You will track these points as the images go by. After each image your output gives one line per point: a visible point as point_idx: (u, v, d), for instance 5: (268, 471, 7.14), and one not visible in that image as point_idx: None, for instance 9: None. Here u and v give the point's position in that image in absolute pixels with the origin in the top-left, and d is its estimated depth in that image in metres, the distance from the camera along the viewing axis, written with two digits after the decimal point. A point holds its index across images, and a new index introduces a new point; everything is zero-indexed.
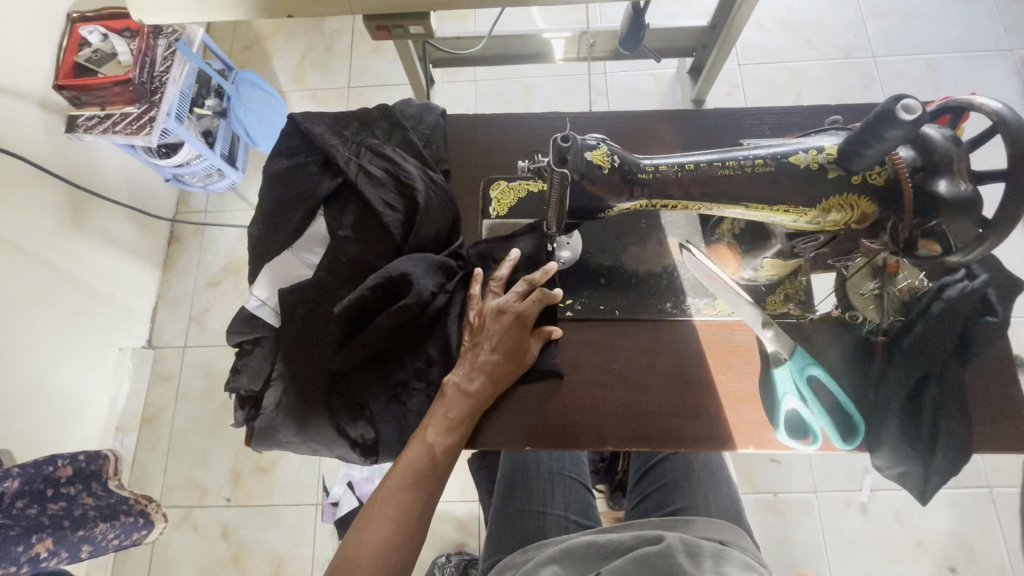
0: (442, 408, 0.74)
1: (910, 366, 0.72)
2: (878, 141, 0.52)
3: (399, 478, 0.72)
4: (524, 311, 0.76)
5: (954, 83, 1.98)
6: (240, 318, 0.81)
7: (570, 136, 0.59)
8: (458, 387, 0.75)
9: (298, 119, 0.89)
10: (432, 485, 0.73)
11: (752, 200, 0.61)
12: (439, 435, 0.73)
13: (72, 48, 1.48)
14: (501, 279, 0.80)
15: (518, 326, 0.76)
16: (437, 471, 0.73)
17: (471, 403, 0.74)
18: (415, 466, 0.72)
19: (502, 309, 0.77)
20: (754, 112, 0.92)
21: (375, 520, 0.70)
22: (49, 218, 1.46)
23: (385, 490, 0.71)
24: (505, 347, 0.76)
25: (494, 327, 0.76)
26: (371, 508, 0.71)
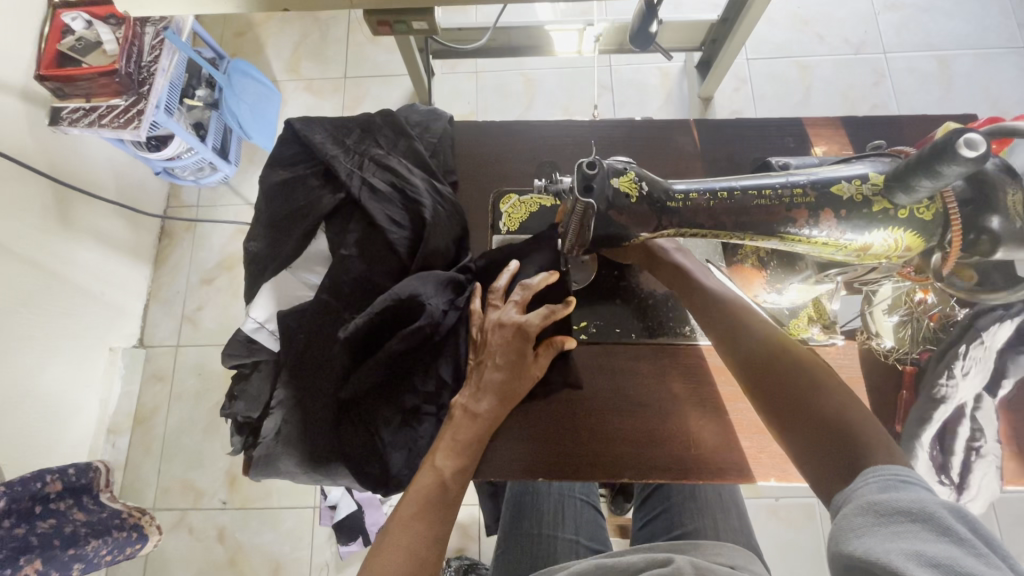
0: (450, 430, 0.69)
1: (941, 400, 0.68)
2: (937, 176, 0.48)
3: (409, 506, 0.63)
4: (524, 322, 0.72)
5: (966, 80, 1.93)
6: (237, 340, 0.77)
7: (596, 162, 0.55)
8: (465, 407, 0.70)
9: (297, 126, 0.83)
10: (446, 514, 0.64)
11: (788, 231, 0.57)
12: (447, 459, 0.67)
13: (55, 36, 1.40)
14: (502, 290, 0.76)
15: (521, 340, 0.72)
16: (449, 498, 0.65)
17: (478, 424, 0.70)
18: (426, 491, 0.64)
19: (503, 321, 0.73)
20: (778, 122, 0.87)
21: (387, 554, 0.59)
22: (34, 216, 1.39)
23: (396, 521, 0.62)
24: (511, 362, 0.71)
25: (497, 341, 0.72)
26: (382, 542, 0.61)
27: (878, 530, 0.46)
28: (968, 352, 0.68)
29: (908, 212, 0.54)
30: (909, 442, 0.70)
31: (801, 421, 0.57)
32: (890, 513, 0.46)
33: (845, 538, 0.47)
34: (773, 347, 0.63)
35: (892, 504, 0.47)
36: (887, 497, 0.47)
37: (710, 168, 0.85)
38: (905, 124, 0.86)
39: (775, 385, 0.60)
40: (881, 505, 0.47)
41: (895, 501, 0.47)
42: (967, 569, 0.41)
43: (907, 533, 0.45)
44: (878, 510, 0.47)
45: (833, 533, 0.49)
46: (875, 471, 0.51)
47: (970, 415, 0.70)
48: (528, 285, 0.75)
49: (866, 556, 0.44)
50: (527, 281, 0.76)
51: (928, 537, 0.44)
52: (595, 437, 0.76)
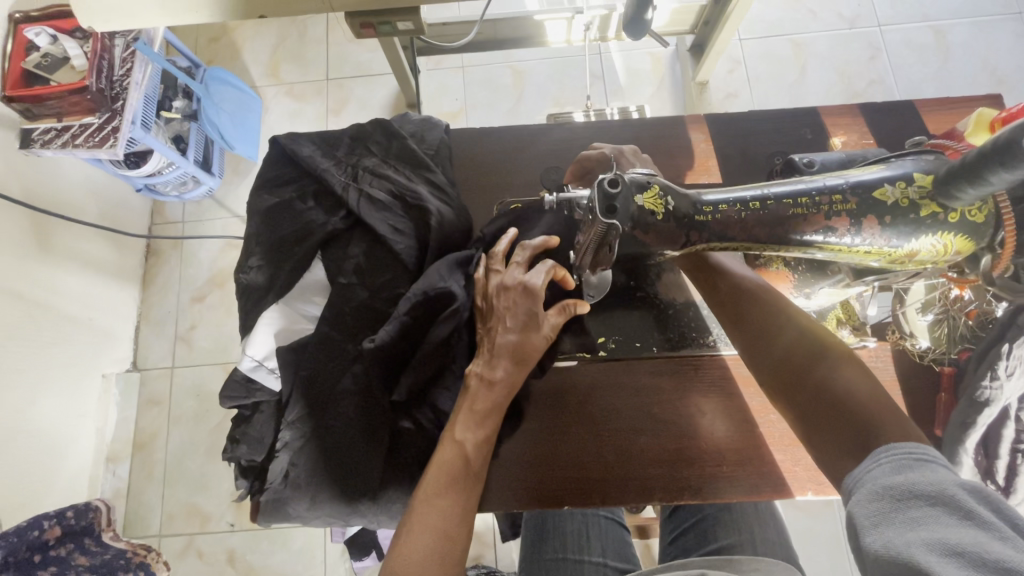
0: (467, 401, 0.64)
1: (985, 403, 0.65)
2: (981, 185, 0.44)
3: (433, 481, 0.60)
4: (529, 279, 0.66)
5: (963, 50, 1.89)
6: (235, 379, 0.71)
7: (618, 178, 0.50)
8: (480, 375, 0.65)
9: (283, 141, 0.78)
10: (471, 491, 0.61)
11: (827, 241, 0.52)
12: (468, 431, 0.63)
13: (19, 53, 1.31)
14: (502, 251, 0.70)
15: (530, 299, 0.65)
16: (473, 474, 0.62)
17: (495, 392, 0.64)
18: (450, 466, 0.61)
19: (507, 283, 0.67)
20: (792, 112, 0.83)
21: (416, 534, 0.57)
22: (10, 245, 1.32)
23: (420, 499, 0.59)
24: (523, 323, 0.65)
25: (503, 306, 0.66)
26: (409, 521, 0.58)
27: (895, 517, 0.42)
28: (1012, 352, 0.64)
29: (959, 215, 0.49)
30: (952, 446, 0.67)
31: (817, 419, 0.53)
32: (907, 497, 0.43)
33: (861, 528, 0.43)
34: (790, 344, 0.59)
35: (908, 488, 0.43)
36: (904, 480, 0.44)
37: (723, 165, 0.81)
38: (925, 108, 0.82)
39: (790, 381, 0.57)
40: (898, 489, 0.43)
41: (912, 485, 0.43)
42: (994, 556, 0.37)
43: (925, 518, 0.41)
44: (896, 494, 0.43)
45: (846, 519, 0.45)
46: (891, 451, 0.47)
47: (1015, 417, 0.66)
48: (528, 245, 0.69)
49: (884, 550, 0.40)
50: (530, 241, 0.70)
51: (949, 523, 0.40)
52: (616, 462, 0.72)
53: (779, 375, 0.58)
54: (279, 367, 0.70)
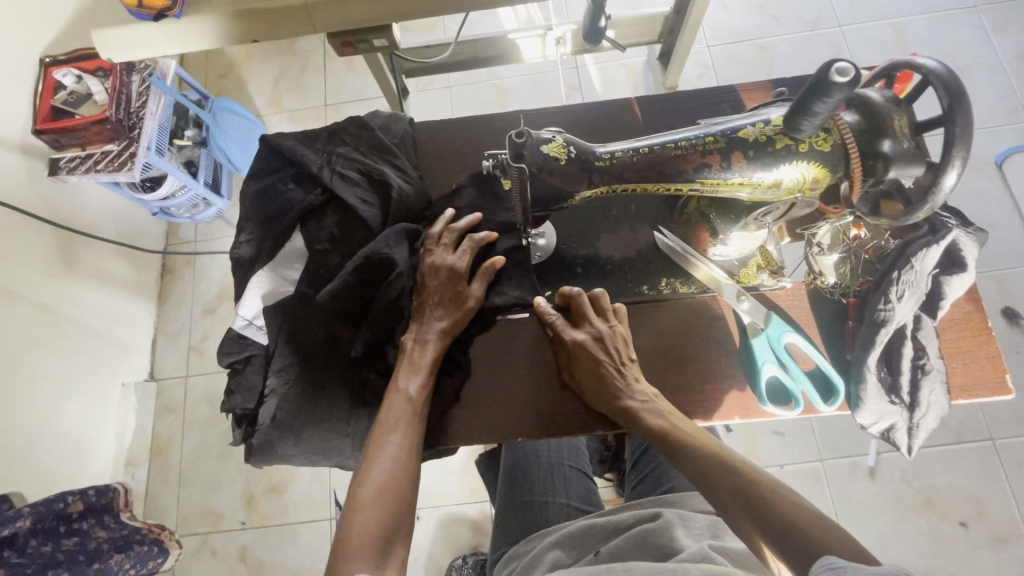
0: (405, 358, 0.78)
1: (881, 325, 0.73)
2: (810, 117, 0.55)
3: (381, 426, 0.74)
4: (455, 262, 0.81)
5: (922, 42, 1.98)
6: (230, 339, 0.82)
7: (525, 132, 0.60)
8: (415, 338, 0.79)
9: (270, 138, 0.91)
10: (414, 429, 0.75)
11: (706, 176, 0.62)
12: (408, 379, 0.76)
13: (47, 91, 1.48)
14: (435, 234, 0.84)
15: (454, 277, 0.81)
16: (417, 414, 0.75)
17: (428, 349, 0.78)
18: (396, 412, 0.74)
19: (436, 263, 0.81)
20: (713, 91, 0.94)
21: (371, 469, 0.71)
22: (39, 261, 1.47)
23: (373, 438, 0.74)
24: (447, 299, 0.81)
25: (431, 281, 0.81)
26: (365, 462, 0.72)
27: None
28: (901, 277, 0.73)
29: (808, 145, 0.59)
30: (857, 367, 0.75)
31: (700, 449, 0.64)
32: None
33: None
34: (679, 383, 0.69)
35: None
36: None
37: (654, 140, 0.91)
38: None
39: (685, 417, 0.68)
40: None
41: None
42: None
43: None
44: None
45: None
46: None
47: (911, 336, 0.74)
48: (454, 228, 0.84)
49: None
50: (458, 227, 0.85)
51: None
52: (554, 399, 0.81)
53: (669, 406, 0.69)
54: (266, 322, 0.82)
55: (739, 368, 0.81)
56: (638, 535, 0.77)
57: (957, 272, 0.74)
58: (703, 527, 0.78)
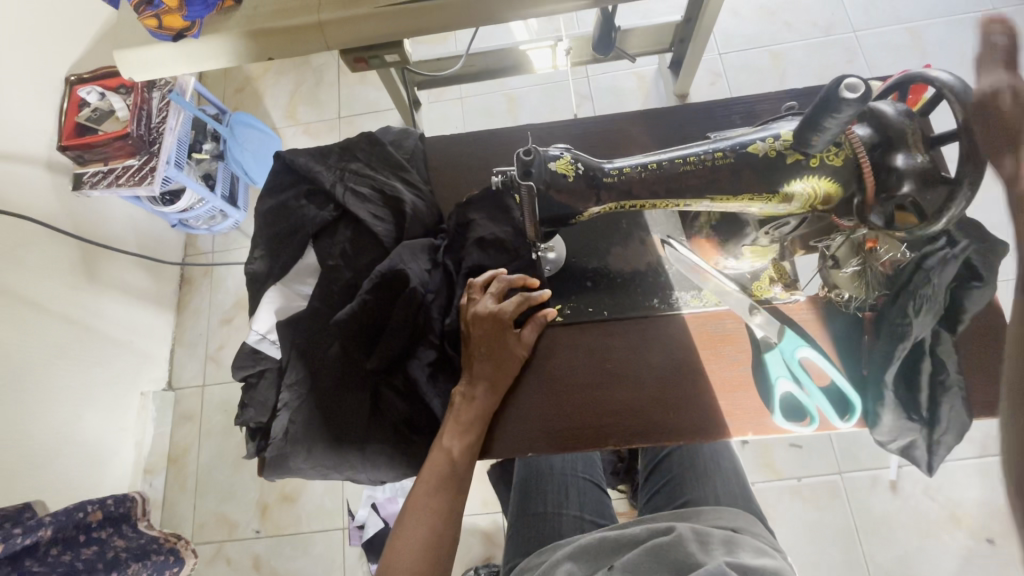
0: (452, 415, 0.78)
1: (898, 340, 0.72)
2: (820, 132, 0.54)
3: (425, 485, 0.75)
4: (500, 310, 0.80)
5: (940, 47, 1.95)
6: (244, 353, 0.84)
7: (533, 149, 0.61)
8: (462, 394, 0.78)
9: (283, 154, 0.93)
10: (455, 488, 0.75)
11: (716, 192, 0.62)
12: (453, 440, 0.76)
13: (72, 109, 1.53)
14: (479, 283, 0.83)
15: (500, 327, 0.80)
16: (459, 473, 0.76)
17: (475, 407, 0.78)
18: (438, 470, 0.75)
19: (480, 313, 0.80)
20: (723, 103, 0.93)
21: (414, 522, 0.74)
22: (61, 273, 1.52)
23: (415, 498, 0.75)
24: (494, 352, 0.79)
25: (477, 333, 0.80)
26: (404, 515, 0.74)
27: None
28: (921, 292, 0.70)
29: (819, 160, 0.59)
30: (876, 384, 0.73)
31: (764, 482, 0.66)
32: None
33: None
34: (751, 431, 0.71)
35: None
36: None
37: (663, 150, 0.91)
38: None
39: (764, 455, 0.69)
40: None
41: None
42: None
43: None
44: None
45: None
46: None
47: (930, 351, 0.72)
48: (502, 278, 0.83)
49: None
50: (508, 276, 0.84)
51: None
52: (589, 437, 0.79)
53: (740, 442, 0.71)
54: (279, 337, 0.83)
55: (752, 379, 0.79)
56: (652, 548, 0.74)
57: (973, 284, 0.70)
58: (717, 544, 0.75)
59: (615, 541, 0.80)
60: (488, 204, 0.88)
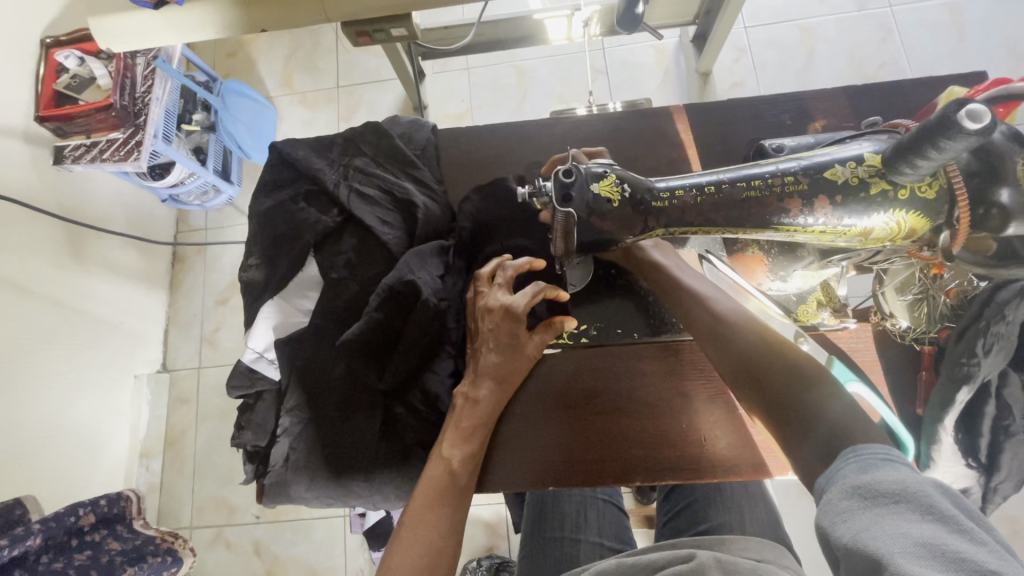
0: (453, 420, 0.70)
1: (963, 381, 0.65)
2: (914, 168, 0.47)
3: (422, 499, 0.65)
4: (511, 304, 0.72)
5: (982, 27, 1.80)
6: (239, 371, 0.77)
7: (573, 169, 0.54)
8: (464, 397, 0.71)
9: (281, 147, 0.84)
10: (457, 500, 0.66)
11: (781, 222, 0.55)
12: (454, 448, 0.69)
13: (49, 75, 1.40)
14: (486, 275, 0.76)
15: (511, 321, 0.72)
16: (461, 485, 0.67)
17: (480, 410, 0.71)
18: (437, 483, 0.66)
19: (490, 306, 0.73)
20: (772, 98, 0.83)
21: (409, 544, 0.62)
22: (46, 254, 1.42)
23: (411, 513, 0.64)
24: (505, 351, 0.72)
25: (487, 327, 0.73)
26: (397, 537, 0.62)
27: (863, 514, 0.44)
28: (990, 329, 0.64)
29: (909, 191, 0.51)
30: (931, 425, 0.67)
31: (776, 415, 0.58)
32: (877, 495, 0.44)
33: (832, 524, 0.45)
34: (758, 353, 0.63)
35: (876, 486, 0.44)
36: (870, 478, 0.45)
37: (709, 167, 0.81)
38: (912, 89, 0.81)
39: (768, 390, 0.60)
40: (863, 487, 0.45)
41: (878, 483, 0.45)
42: (951, 549, 0.39)
43: (894, 515, 0.42)
44: (863, 492, 0.45)
45: (819, 517, 0.47)
46: (857, 451, 0.49)
47: (995, 393, 0.66)
48: (511, 266, 0.75)
49: (855, 544, 0.42)
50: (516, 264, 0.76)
51: (911, 519, 0.41)
52: (598, 470, 0.73)
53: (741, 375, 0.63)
54: (278, 358, 0.76)
55: None
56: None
57: None
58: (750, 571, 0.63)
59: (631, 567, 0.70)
60: (511, 216, 0.81)
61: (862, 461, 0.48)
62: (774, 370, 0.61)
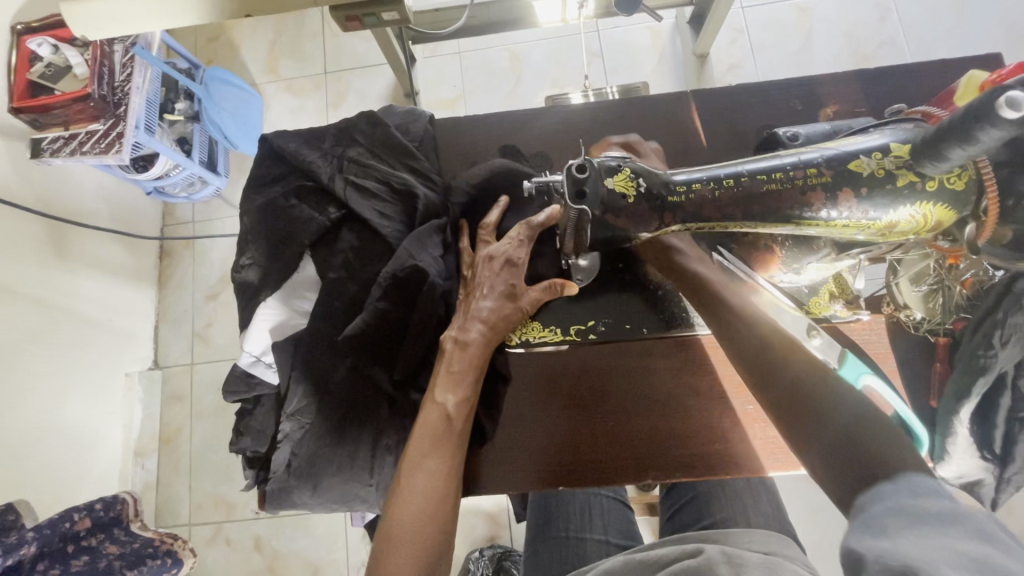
0: (444, 364, 0.67)
1: (980, 372, 0.64)
2: (941, 161, 0.45)
3: (419, 444, 0.63)
4: (512, 252, 0.72)
5: (980, 5, 1.77)
6: (235, 376, 0.74)
7: (587, 162, 0.51)
8: (455, 339, 0.68)
9: (272, 139, 0.80)
10: (456, 448, 0.64)
11: (803, 217, 0.52)
12: (447, 392, 0.65)
13: (23, 64, 1.33)
14: (491, 225, 0.75)
15: (510, 270, 0.71)
16: (457, 432, 0.65)
17: (471, 353, 0.68)
18: (432, 429, 0.63)
19: (492, 255, 0.72)
20: (782, 83, 0.80)
21: (408, 492, 0.60)
22: (29, 252, 1.37)
23: (409, 458, 0.62)
24: (502, 294, 0.70)
25: (486, 274, 0.71)
26: (396, 485, 0.61)
27: (901, 528, 0.40)
28: (1008, 320, 0.62)
29: (937, 183, 0.49)
30: (945, 418, 0.66)
31: (800, 417, 0.55)
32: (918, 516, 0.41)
33: (863, 536, 0.41)
34: (770, 352, 0.60)
35: (922, 508, 0.41)
36: (915, 502, 0.42)
37: (717, 159, 0.79)
38: (925, 72, 0.78)
39: (785, 391, 0.57)
40: (907, 510, 0.42)
41: (923, 506, 0.41)
42: (994, 566, 0.35)
43: (935, 531, 0.39)
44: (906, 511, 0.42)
45: (846, 532, 0.43)
46: (908, 479, 0.45)
47: (1011, 385, 0.65)
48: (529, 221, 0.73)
49: (884, 551, 0.38)
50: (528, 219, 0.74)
51: (952, 535, 0.38)
52: (599, 470, 0.72)
53: (758, 376, 0.60)
54: (274, 360, 0.73)
55: None
56: (678, 569, 0.61)
57: None
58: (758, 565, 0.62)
59: (642, 561, 0.68)
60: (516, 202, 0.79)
61: (906, 482, 0.45)
62: (791, 371, 0.58)
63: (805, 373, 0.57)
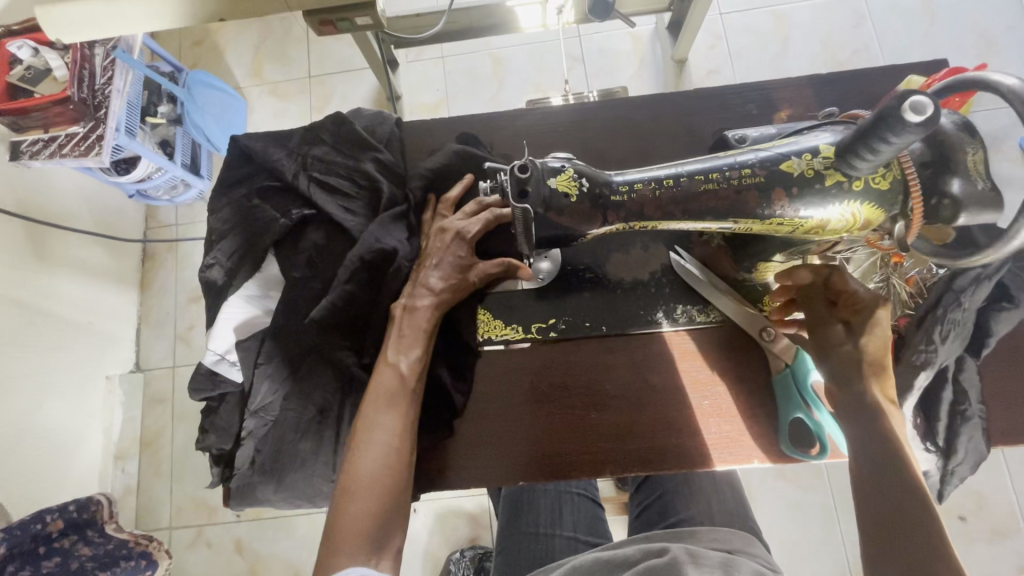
0: (396, 328, 0.71)
1: (923, 367, 0.66)
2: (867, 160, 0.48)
3: (374, 402, 0.66)
4: (464, 226, 0.75)
5: (951, 13, 1.81)
6: (201, 374, 0.75)
7: (528, 163, 0.52)
8: (404, 305, 0.72)
9: (241, 141, 0.82)
10: (413, 405, 0.68)
11: (741, 215, 0.55)
12: (400, 353, 0.69)
13: (2, 67, 1.33)
14: (451, 201, 0.79)
15: (459, 242, 0.74)
16: (413, 392, 0.68)
17: (421, 318, 0.71)
18: (387, 387, 0.67)
19: (445, 227, 0.75)
20: (740, 88, 0.83)
21: (365, 445, 0.64)
22: (7, 254, 1.37)
23: (366, 413, 0.66)
24: (450, 266, 0.73)
25: (437, 246, 0.75)
26: (353, 440, 0.65)
27: None
28: (947, 316, 0.65)
29: (863, 182, 0.51)
30: None
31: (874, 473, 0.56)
32: None
33: None
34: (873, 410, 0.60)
35: None
36: None
37: (677, 159, 0.81)
38: (877, 78, 0.81)
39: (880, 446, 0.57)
40: None
41: None
42: None
43: None
44: None
45: None
46: None
47: (952, 379, 0.68)
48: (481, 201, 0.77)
49: None
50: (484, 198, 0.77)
51: None
52: (562, 467, 0.73)
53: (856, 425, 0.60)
54: (239, 360, 0.75)
55: (749, 415, 0.74)
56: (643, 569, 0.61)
57: (1004, 304, 0.67)
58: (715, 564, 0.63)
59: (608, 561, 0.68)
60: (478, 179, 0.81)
61: None
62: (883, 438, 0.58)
63: (870, 440, 0.58)
